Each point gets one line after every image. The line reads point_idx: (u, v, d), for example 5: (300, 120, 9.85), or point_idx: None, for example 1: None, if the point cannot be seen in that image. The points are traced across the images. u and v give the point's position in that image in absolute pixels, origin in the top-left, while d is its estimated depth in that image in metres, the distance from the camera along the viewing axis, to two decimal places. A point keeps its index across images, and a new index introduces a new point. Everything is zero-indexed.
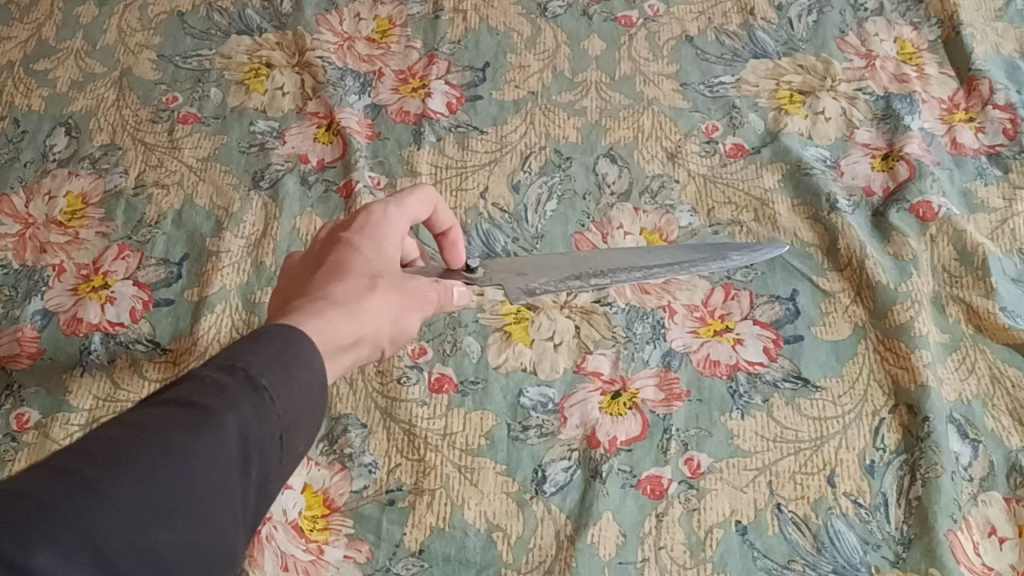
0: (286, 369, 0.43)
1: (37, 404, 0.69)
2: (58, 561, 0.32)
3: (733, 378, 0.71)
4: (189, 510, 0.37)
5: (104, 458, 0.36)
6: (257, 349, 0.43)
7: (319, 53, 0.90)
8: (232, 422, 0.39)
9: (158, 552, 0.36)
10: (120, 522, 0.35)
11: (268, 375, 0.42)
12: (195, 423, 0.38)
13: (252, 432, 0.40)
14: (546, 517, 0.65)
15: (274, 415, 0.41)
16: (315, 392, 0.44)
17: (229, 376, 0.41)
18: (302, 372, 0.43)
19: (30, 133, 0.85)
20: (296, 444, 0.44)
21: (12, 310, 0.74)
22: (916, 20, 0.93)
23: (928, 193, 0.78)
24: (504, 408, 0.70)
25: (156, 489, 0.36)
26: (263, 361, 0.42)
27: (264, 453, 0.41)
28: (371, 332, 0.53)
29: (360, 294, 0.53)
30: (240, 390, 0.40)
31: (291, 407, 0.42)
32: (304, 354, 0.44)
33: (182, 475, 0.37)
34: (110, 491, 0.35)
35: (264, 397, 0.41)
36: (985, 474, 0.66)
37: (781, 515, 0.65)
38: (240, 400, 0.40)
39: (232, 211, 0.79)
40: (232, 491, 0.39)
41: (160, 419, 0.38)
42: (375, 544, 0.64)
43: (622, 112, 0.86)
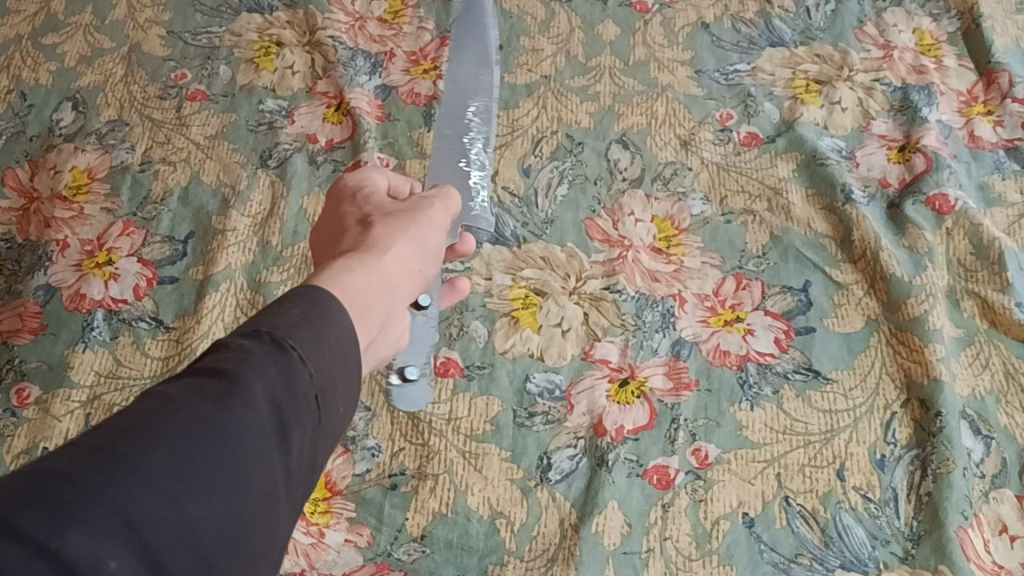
0: (315, 331, 0.41)
1: (38, 379, 0.68)
2: (91, 543, 0.30)
3: (743, 369, 0.69)
4: (226, 482, 0.35)
5: (132, 431, 0.34)
6: (282, 313, 0.41)
7: (330, 32, 0.88)
8: (259, 384, 0.38)
9: (195, 526, 0.33)
10: (154, 496, 0.33)
11: (295, 336, 0.40)
12: (222, 391, 0.37)
13: (280, 392, 0.38)
14: (550, 504, 0.64)
15: (307, 376, 0.40)
16: (348, 350, 0.43)
17: (255, 341, 0.39)
18: (330, 332, 0.42)
19: (37, 107, 0.85)
20: (334, 404, 0.42)
21: (14, 285, 0.73)
22: (936, 12, 0.91)
23: (945, 185, 0.77)
24: (510, 394, 0.69)
25: (190, 460, 0.34)
26: (288, 322, 0.41)
27: (301, 416, 0.39)
28: (398, 275, 0.51)
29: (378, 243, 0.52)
30: (264, 352, 0.39)
31: (324, 365, 0.41)
32: (331, 309, 0.43)
33: (215, 442, 0.35)
34: (141, 464, 0.33)
35: (293, 356, 0.39)
36: (997, 471, 0.65)
37: (789, 508, 0.64)
38: (266, 364, 0.38)
39: (238, 189, 0.78)
40: (270, 456, 0.37)
41: (187, 388, 0.37)
42: (376, 528, 0.64)
43: (636, 98, 0.85)
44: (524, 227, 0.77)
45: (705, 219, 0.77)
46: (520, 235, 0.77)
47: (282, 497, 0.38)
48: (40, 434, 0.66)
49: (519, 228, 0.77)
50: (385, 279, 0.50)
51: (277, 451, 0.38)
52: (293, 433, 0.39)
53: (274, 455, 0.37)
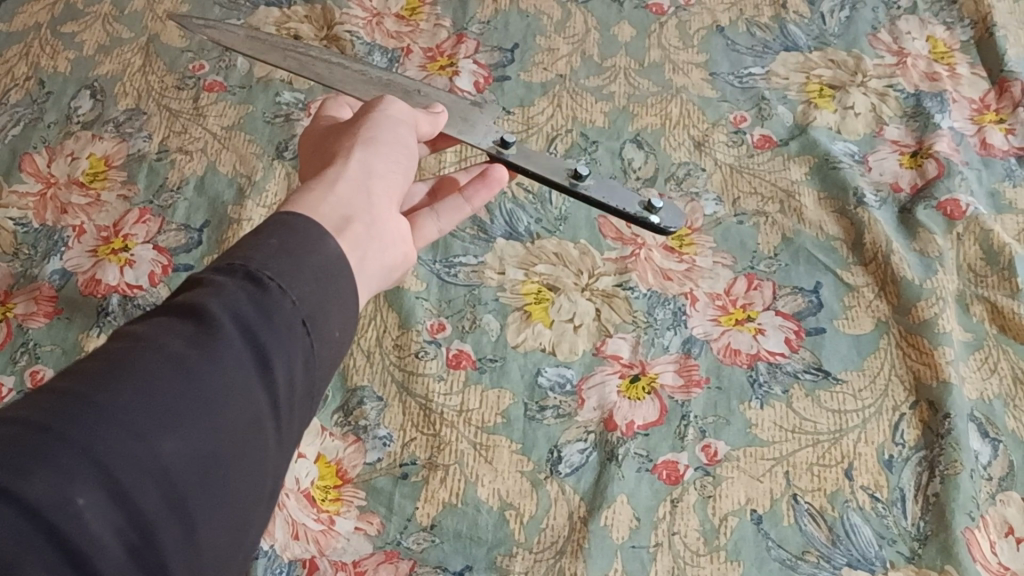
0: (293, 258, 0.42)
1: (52, 362, 0.69)
2: (57, 482, 0.32)
3: (753, 367, 0.70)
4: (197, 416, 0.36)
5: (100, 375, 0.35)
6: (260, 244, 0.42)
7: (347, 27, 0.89)
8: (226, 311, 0.39)
9: (169, 461, 0.34)
10: (119, 433, 0.34)
11: (271, 267, 0.41)
12: (194, 332, 0.38)
13: (253, 317, 0.39)
14: (559, 497, 0.65)
15: (288, 304, 0.40)
16: (334, 274, 0.43)
17: (229, 276, 0.40)
18: (310, 260, 0.43)
19: (55, 95, 0.85)
20: (327, 329, 0.42)
21: (31, 269, 0.74)
22: (949, 21, 0.92)
23: (956, 191, 0.78)
24: (521, 387, 0.69)
25: (157, 398, 0.35)
26: (265, 253, 0.41)
27: (287, 342, 0.40)
28: (383, 201, 0.52)
29: (360, 167, 0.53)
30: (235, 285, 0.40)
31: (307, 294, 0.41)
32: (314, 235, 0.44)
33: (183, 379, 0.36)
34: (106, 404, 0.34)
35: (270, 287, 0.40)
36: (1004, 473, 0.65)
37: (796, 506, 0.64)
38: (239, 294, 0.39)
39: (254, 179, 0.79)
40: (250, 388, 0.38)
41: (159, 331, 0.38)
42: (386, 517, 0.64)
43: (650, 99, 0.85)
44: (537, 223, 0.78)
45: (718, 220, 0.78)
46: (533, 231, 0.77)
47: (269, 429, 0.38)
48: None
49: (532, 224, 0.78)
50: (369, 204, 0.51)
51: (258, 383, 0.38)
52: (276, 364, 0.39)
53: (254, 389, 0.38)
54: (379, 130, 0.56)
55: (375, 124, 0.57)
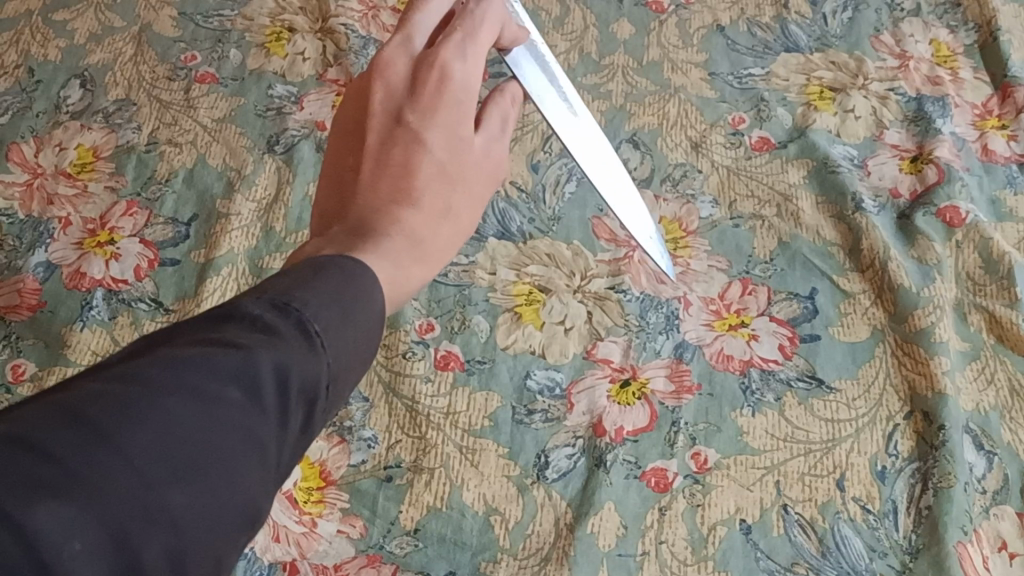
0: (343, 312, 0.38)
1: (34, 356, 0.68)
2: (65, 517, 0.26)
3: (745, 374, 0.69)
4: (219, 468, 0.30)
5: (119, 401, 0.29)
6: (313, 287, 0.38)
7: (342, 19, 0.88)
8: (270, 358, 0.33)
9: (178, 515, 0.29)
10: (131, 480, 0.28)
11: (321, 320, 0.36)
12: (229, 367, 0.32)
13: (292, 375, 0.34)
14: (546, 503, 0.64)
15: (323, 365, 0.36)
16: (369, 336, 0.39)
17: (280, 320, 0.35)
18: (358, 317, 0.39)
19: (45, 83, 0.84)
20: (340, 393, 0.38)
21: (15, 260, 0.73)
22: (953, 24, 0.91)
23: (956, 198, 0.76)
24: (509, 391, 0.68)
25: (181, 441, 0.30)
26: (320, 301, 0.37)
27: (306, 403, 0.35)
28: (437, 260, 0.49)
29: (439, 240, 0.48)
30: (286, 337, 0.35)
31: (340, 355, 0.37)
32: (365, 288, 0.40)
33: (211, 427, 0.30)
34: (123, 439, 0.28)
35: (314, 346, 0.36)
36: (998, 487, 0.64)
37: (786, 516, 0.63)
38: (281, 341, 0.34)
39: (244, 174, 0.78)
40: (270, 446, 0.32)
41: (196, 358, 0.32)
42: (369, 520, 0.63)
43: (648, 98, 0.84)
44: (530, 223, 0.76)
45: (714, 223, 0.77)
46: (526, 231, 0.76)
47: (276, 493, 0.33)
48: None
49: (525, 224, 0.76)
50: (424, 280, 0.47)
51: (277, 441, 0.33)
52: (293, 422, 0.34)
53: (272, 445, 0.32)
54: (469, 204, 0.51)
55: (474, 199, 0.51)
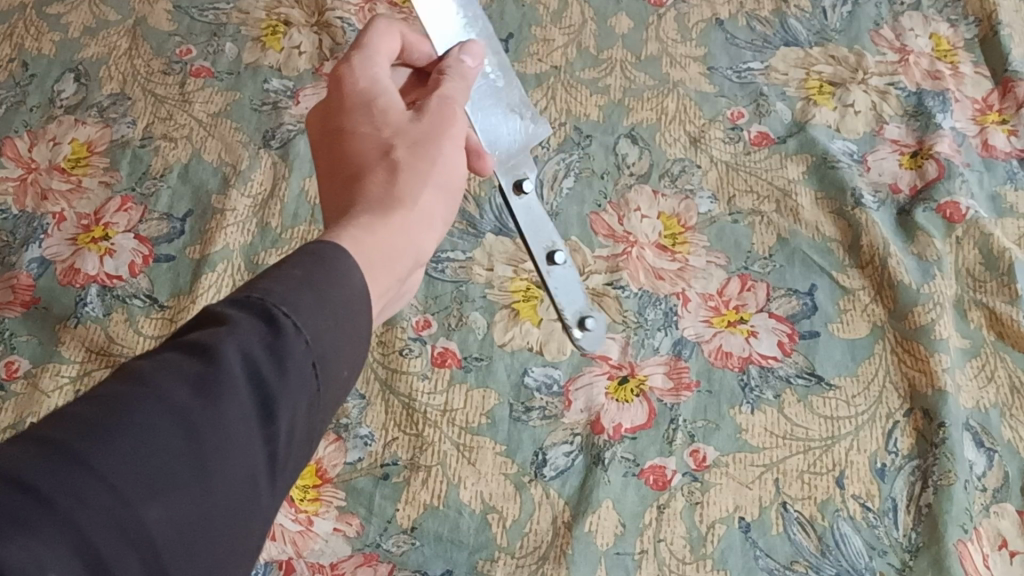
0: (317, 291, 0.37)
1: (28, 353, 0.67)
2: (40, 551, 0.26)
3: (744, 371, 0.68)
4: (193, 479, 0.31)
5: (89, 422, 0.30)
6: (282, 273, 0.37)
7: (338, 13, 0.87)
8: (240, 354, 0.34)
9: (155, 533, 0.29)
10: (105, 500, 0.28)
11: (291, 301, 0.36)
12: (200, 375, 0.33)
13: (264, 363, 0.34)
14: (543, 501, 0.63)
15: (306, 345, 0.36)
16: (357, 309, 0.39)
17: (249, 311, 0.35)
18: (337, 290, 0.38)
19: (38, 78, 0.83)
20: (338, 369, 0.38)
21: (9, 257, 0.72)
22: (954, 18, 0.90)
23: (956, 193, 0.76)
24: (507, 388, 0.68)
25: (152, 457, 0.30)
26: (289, 284, 0.37)
27: (295, 391, 0.35)
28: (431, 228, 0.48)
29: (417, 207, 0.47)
30: (251, 325, 0.35)
31: (326, 332, 0.37)
32: (338, 262, 0.40)
33: (182, 437, 0.31)
34: (94, 462, 0.29)
35: (290, 326, 0.35)
36: (998, 485, 0.64)
37: (786, 514, 0.63)
38: (252, 333, 0.34)
39: (240, 169, 0.77)
40: (250, 444, 0.33)
41: (161, 369, 0.32)
42: (366, 518, 0.63)
43: (646, 93, 0.84)
44: None
45: (712, 218, 0.76)
46: None
47: (266, 490, 0.34)
48: (27, 408, 0.65)
49: None
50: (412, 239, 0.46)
51: (259, 438, 0.33)
52: (279, 414, 0.34)
53: (252, 442, 0.33)
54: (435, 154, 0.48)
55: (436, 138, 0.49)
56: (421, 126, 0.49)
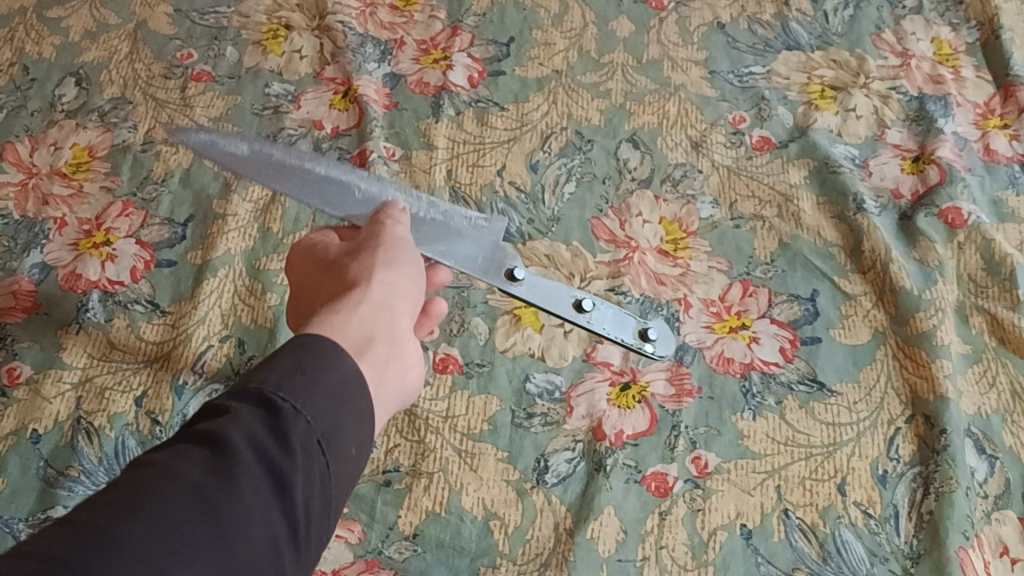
0: (309, 374, 0.41)
1: (29, 359, 0.67)
2: None
3: (746, 377, 0.68)
4: (213, 544, 0.35)
5: (117, 505, 0.34)
6: (275, 362, 0.41)
7: (340, 17, 0.88)
8: (243, 437, 0.38)
9: None
10: (135, 566, 0.33)
11: (286, 386, 0.40)
12: (210, 460, 0.37)
13: (267, 442, 0.38)
14: (545, 508, 0.63)
15: (306, 422, 0.40)
16: (352, 390, 0.42)
17: (248, 398, 0.40)
18: (330, 373, 0.42)
19: (39, 82, 0.83)
20: (344, 446, 0.41)
21: (9, 262, 0.72)
22: (955, 21, 0.90)
23: (958, 198, 0.76)
24: (509, 394, 0.68)
25: (174, 529, 0.34)
26: (281, 371, 0.41)
27: (306, 465, 0.39)
28: (403, 321, 0.51)
29: (388, 302, 0.51)
30: (250, 411, 0.39)
31: (326, 412, 0.40)
32: (329, 350, 0.43)
33: (201, 510, 0.35)
34: (121, 536, 0.33)
35: (288, 407, 0.39)
36: (1000, 491, 0.64)
37: (787, 521, 0.63)
38: (252, 418, 0.39)
39: None
40: (267, 514, 0.37)
41: (176, 459, 0.37)
42: (367, 525, 0.62)
43: (648, 97, 0.84)
44: (530, 224, 0.76)
45: (714, 223, 0.76)
46: (525, 232, 0.75)
47: (288, 555, 0.38)
48: (29, 415, 0.65)
49: (525, 225, 0.76)
50: (391, 331, 0.49)
51: (276, 508, 0.37)
52: (293, 487, 0.38)
53: (267, 511, 0.37)
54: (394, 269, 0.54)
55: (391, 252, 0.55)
56: (377, 254, 0.55)
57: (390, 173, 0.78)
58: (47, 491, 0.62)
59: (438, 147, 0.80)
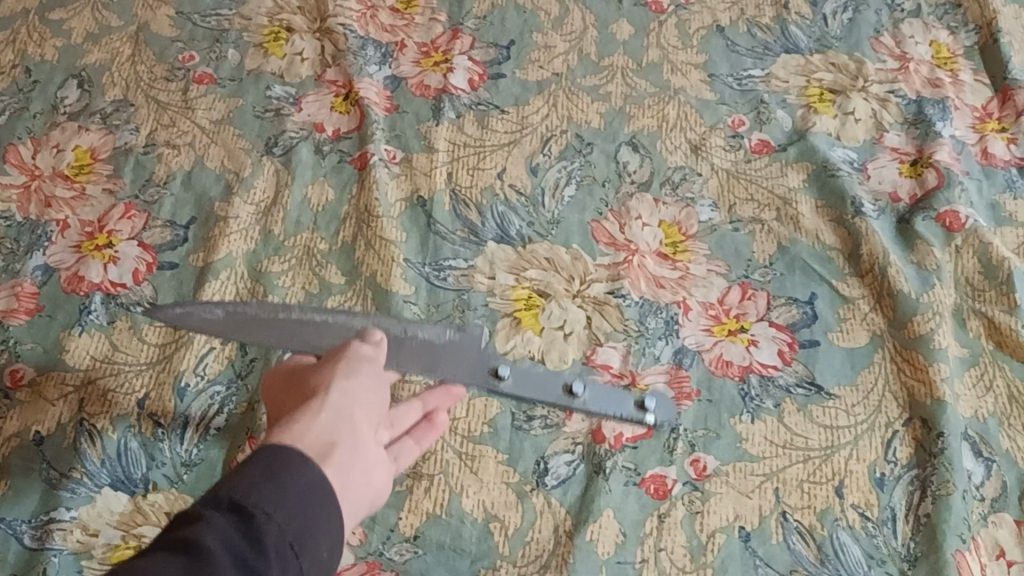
0: (278, 483, 0.45)
1: (32, 360, 0.68)
2: None
3: (745, 380, 0.69)
4: None
5: None
6: (241, 475, 0.45)
7: (341, 19, 0.88)
8: (217, 542, 0.41)
9: None
10: None
11: (255, 497, 0.44)
12: (188, 562, 0.40)
13: (241, 546, 0.41)
14: (545, 510, 0.64)
15: (274, 527, 0.43)
16: (319, 496, 0.46)
17: (219, 509, 0.43)
18: (294, 481, 0.45)
19: (41, 84, 0.84)
20: (315, 550, 0.44)
21: (12, 264, 0.72)
22: (953, 25, 0.90)
23: (956, 202, 0.76)
24: (509, 396, 0.68)
25: None
26: (249, 481, 0.44)
27: (278, 563, 0.42)
28: (364, 428, 0.53)
29: (345, 405, 0.53)
30: (223, 520, 0.42)
31: (293, 517, 0.44)
32: (295, 459, 0.47)
33: None
34: None
35: (258, 518, 0.43)
36: (996, 494, 0.64)
37: (785, 523, 0.63)
38: (224, 526, 0.42)
39: (242, 176, 0.78)
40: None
41: (154, 561, 0.39)
42: (369, 527, 0.63)
43: (648, 100, 0.84)
44: (530, 227, 0.76)
45: (713, 226, 0.77)
46: (526, 235, 0.76)
47: None
48: (32, 417, 0.65)
49: (525, 227, 0.76)
50: (353, 431, 0.52)
51: None
52: None
53: None
54: (356, 377, 0.55)
55: (352, 366, 0.56)
56: (334, 361, 0.57)
57: (391, 176, 0.78)
58: (49, 493, 0.62)
59: (438, 150, 0.80)
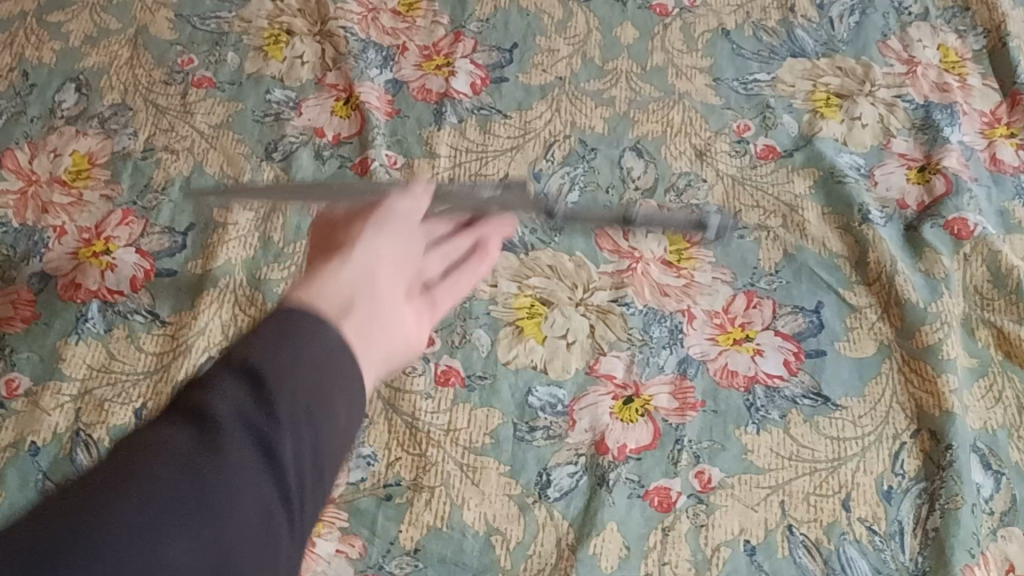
0: (295, 349, 0.40)
1: (28, 369, 0.67)
2: None
3: (750, 391, 0.68)
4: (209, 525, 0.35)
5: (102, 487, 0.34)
6: (257, 331, 0.41)
7: (342, 22, 0.87)
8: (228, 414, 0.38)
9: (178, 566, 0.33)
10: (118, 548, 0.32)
11: (276, 374, 0.39)
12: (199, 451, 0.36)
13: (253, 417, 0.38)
14: (547, 523, 0.63)
15: (295, 439, 0.38)
16: (339, 364, 0.41)
17: (234, 377, 0.39)
18: (316, 349, 0.41)
19: (39, 87, 0.83)
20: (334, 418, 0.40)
21: (9, 271, 0.72)
22: (962, 28, 0.89)
23: (965, 210, 0.75)
24: (511, 407, 0.67)
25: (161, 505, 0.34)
26: (267, 340, 0.40)
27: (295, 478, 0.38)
28: (389, 286, 0.51)
29: (371, 262, 0.51)
30: (239, 382, 0.39)
31: (321, 438, 0.39)
32: (315, 325, 0.42)
33: (189, 492, 0.35)
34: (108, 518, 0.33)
35: (276, 425, 0.38)
36: (1006, 508, 0.63)
37: (791, 537, 0.62)
38: (247, 424, 0.38)
39: (242, 182, 0.77)
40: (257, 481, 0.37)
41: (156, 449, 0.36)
42: (369, 539, 0.62)
43: (652, 105, 0.83)
44: (533, 234, 0.75)
45: (718, 233, 0.76)
46: (528, 242, 0.75)
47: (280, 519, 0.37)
48: (28, 428, 0.64)
49: (527, 234, 0.75)
50: (375, 293, 0.49)
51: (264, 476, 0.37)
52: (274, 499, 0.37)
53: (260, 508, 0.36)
54: (389, 225, 0.55)
55: (387, 217, 0.55)
56: (365, 215, 0.55)
57: (392, 183, 0.77)
58: None
59: (440, 155, 0.79)
